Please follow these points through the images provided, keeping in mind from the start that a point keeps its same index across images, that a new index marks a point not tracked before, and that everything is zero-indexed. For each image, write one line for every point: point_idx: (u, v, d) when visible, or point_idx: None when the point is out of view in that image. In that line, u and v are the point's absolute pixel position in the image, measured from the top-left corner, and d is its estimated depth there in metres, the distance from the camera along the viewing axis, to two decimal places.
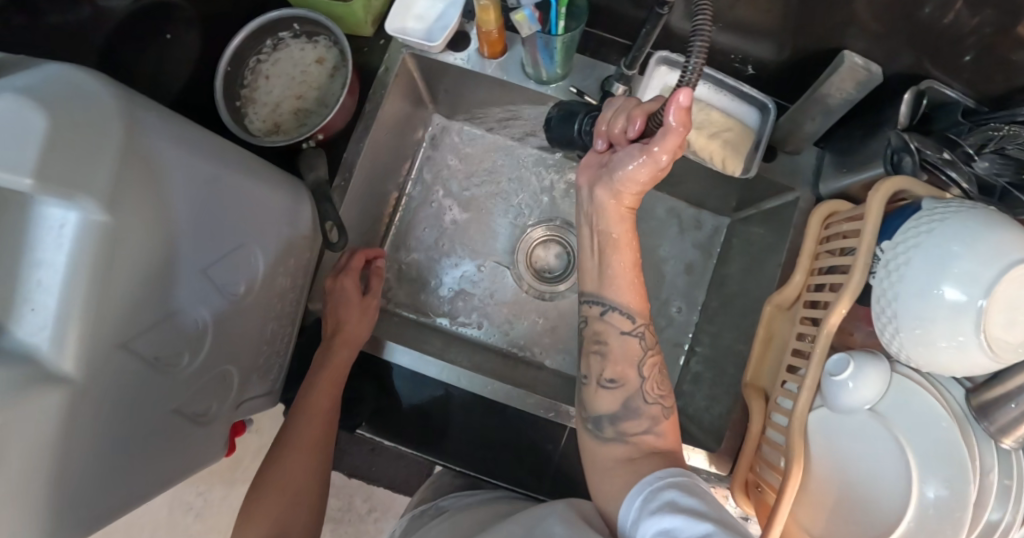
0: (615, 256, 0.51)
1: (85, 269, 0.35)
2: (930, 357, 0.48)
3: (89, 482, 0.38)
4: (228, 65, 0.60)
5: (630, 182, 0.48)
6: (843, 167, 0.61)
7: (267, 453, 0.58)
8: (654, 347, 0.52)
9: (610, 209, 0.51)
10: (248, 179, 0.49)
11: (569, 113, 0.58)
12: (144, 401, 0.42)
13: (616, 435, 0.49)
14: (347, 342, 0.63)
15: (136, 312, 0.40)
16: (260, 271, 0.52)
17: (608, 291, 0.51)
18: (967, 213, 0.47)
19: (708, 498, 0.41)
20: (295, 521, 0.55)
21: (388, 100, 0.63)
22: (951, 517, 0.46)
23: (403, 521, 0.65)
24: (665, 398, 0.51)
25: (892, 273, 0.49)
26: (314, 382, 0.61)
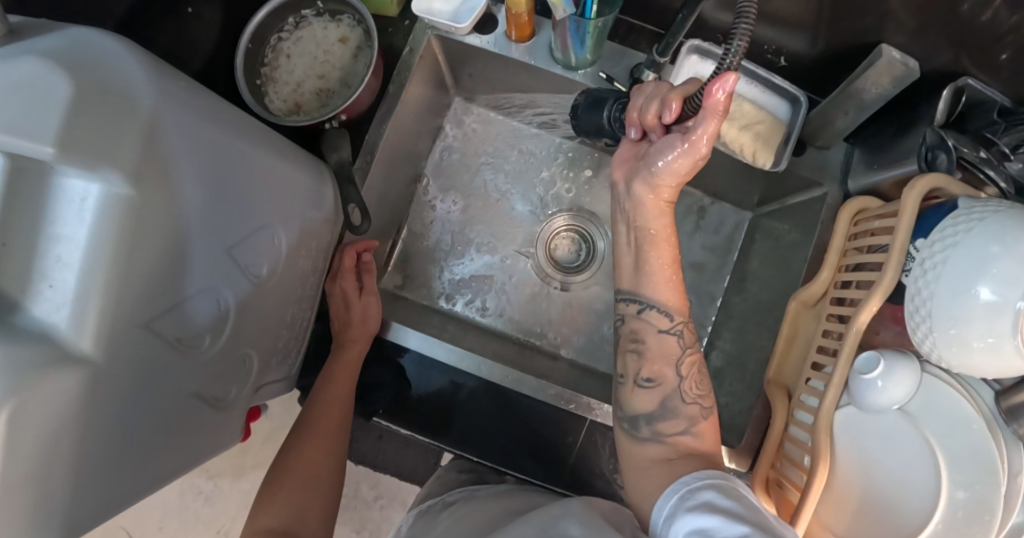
0: (653, 253, 0.51)
1: (105, 242, 0.34)
2: (963, 358, 0.47)
3: (104, 459, 0.37)
4: (249, 41, 0.58)
5: (671, 173, 0.48)
6: (875, 164, 0.60)
7: (284, 441, 0.58)
8: (694, 345, 0.51)
9: (648, 205, 0.51)
10: (271, 157, 0.48)
11: (596, 100, 0.57)
12: (163, 382, 0.41)
13: (651, 435, 0.49)
14: (357, 337, 0.61)
15: (157, 291, 0.38)
16: (282, 252, 0.51)
17: (647, 289, 0.51)
18: (1008, 213, 0.45)
19: (748, 500, 0.41)
20: (312, 511, 0.54)
21: (413, 83, 0.62)
22: (980, 520, 0.46)
23: (409, 517, 0.61)
24: (704, 398, 0.49)
25: (928, 272, 0.48)
26: (333, 369, 0.61)
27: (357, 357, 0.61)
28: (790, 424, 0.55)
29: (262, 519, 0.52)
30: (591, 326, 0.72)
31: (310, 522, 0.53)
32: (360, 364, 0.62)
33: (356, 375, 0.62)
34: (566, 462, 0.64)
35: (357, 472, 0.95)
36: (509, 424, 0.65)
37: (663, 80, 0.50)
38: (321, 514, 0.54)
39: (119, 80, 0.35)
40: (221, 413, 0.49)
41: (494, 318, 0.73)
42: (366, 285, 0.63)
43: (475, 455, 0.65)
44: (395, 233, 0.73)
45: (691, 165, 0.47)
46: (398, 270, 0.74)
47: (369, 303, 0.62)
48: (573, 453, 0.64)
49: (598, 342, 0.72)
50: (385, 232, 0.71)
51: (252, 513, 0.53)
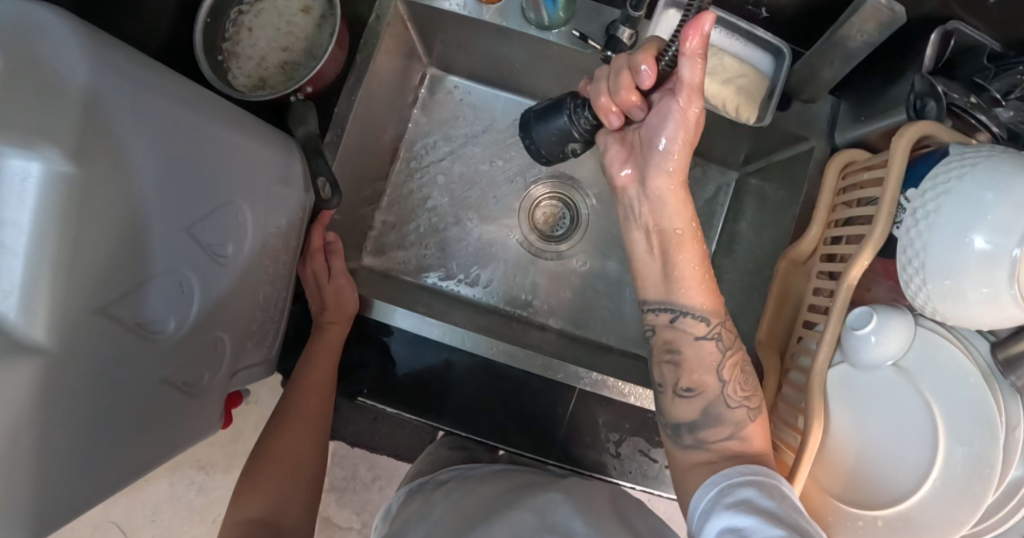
0: (682, 253, 0.48)
1: (53, 224, 0.31)
2: (959, 309, 0.45)
3: (69, 454, 0.36)
4: (207, 16, 0.55)
5: (686, 143, 0.45)
6: (861, 115, 0.58)
7: (265, 426, 0.57)
8: (737, 347, 0.49)
9: (671, 200, 0.47)
10: (230, 131, 0.46)
11: (551, 106, 0.53)
12: (125, 371, 0.39)
13: (695, 442, 0.49)
14: (337, 318, 0.60)
15: (112, 273, 0.36)
16: (249, 231, 0.49)
17: (680, 297, 0.49)
18: (999, 157, 0.44)
19: (790, 503, 0.41)
20: (294, 496, 0.52)
21: (381, 51, 0.59)
22: (979, 475, 0.45)
23: (400, 496, 0.60)
24: (751, 400, 0.48)
25: (920, 223, 0.47)
26: (313, 349, 0.59)
27: (339, 337, 0.60)
28: (785, 385, 0.54)
29: (244, 505, 0.51)
30: (578, 296, 0.71)
31: (292, 507, 0.52)
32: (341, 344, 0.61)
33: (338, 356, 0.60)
34: (557, 434, 0.64)
35: (353, 454, 0.94)
36: (496, 396, 0.63)
37: (612, 59, 0.47)
38: (305, 500, 0.53)
39: (50, 55, 0.32)
40: (195, 400, 0.48)
41: (473, 289, 0.71)
42: (337, 269, 0.61)
43: (465, 432, 0.64)
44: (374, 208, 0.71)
45: (698, 124, 0.44)
46: (379, 247, 0.72)
47: (346, 287, 0.60)
48: (563, 424, 0.63)
49: (585, 312, 0.71)
50: (363, 209, 0.69)
51: (234, 500, 0.51)
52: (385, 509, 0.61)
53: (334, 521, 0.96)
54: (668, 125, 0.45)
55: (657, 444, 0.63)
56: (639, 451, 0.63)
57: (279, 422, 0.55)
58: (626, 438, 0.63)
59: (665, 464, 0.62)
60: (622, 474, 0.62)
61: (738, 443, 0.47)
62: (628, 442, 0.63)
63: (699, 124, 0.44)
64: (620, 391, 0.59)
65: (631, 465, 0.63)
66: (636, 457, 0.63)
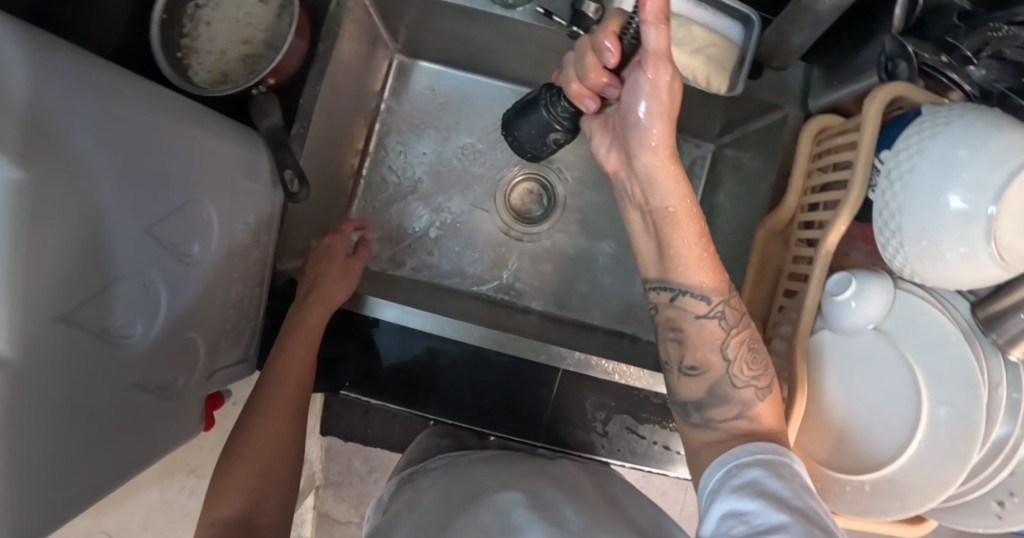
0: (681, 230, 0.46)
1: (11, 236, 0.29)
2: (937, 270, 0.45)
3: (40, 473, 0.34)
4: (163, 12, 0.53)
5: (664, 115, 0.43)
6: (834, 80, 0.57)
7: (235, 425, 0.53)
8: (743, 324, 0.48)
9: (662, 176, 0.45)
10: (186, 126, 0.44)
11: (529, 104, 0.53)
12: (96, 380, 0.38)
13: (702, 422, 0.48)
14: (322, 301, 0.59)
15: (76, 279, 0.34)
16: (214, 229, 0.47)
17: (680, 276, 0.47)
18: (973, 116, 0.43)
19: (797, 483, 0.40)
20: (269, 491, 0.49)
21: (344, 38, 0.58)
22: (964, 435, 0.45)
23: (391, 486, 0.59)
24: (760, 379, 0.46)
25: (894, 184, 0.46)
26: (289, 340, 0.57)
27: (319, 322, 0.58)
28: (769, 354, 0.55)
29: (217, 505, 0.47)
30: (561, 276, 0.71)
31: (270, 503, 0.49)
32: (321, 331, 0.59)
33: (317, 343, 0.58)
34: (543, 416, 0.64)
35: (347, 448, 0.93)
36: (483, 382, 0.63)
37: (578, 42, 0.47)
38: (284, 497, 0.50)
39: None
40: (169, 403, 0.46)
41: (456, 276, 0.71)
42: (337, 268, 0.62)
43: (451, 420, 0.63)
44: (349, 197, 0.71)
45: (674, 92, 0.42)
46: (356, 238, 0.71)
47: (347, 285, 0.61)
48: (549, 406, 0.63)
49: (568, 291, 0.71)
50: (337, 199, 0.68)
51: (208, 500, 0.48)
52: (377, 500, 0.61)
53: (332, 515, 0.95)
54: (641, 98, 0.43)
55: (644, 421, 0.63)
56: (626, 428, 0.63)
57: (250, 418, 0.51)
58: (613, 416, 0.63)
59: (652, 441, 0.63)
60: (610, 453, 0.63)
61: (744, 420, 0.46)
62: (615, 420, 0.63)
63: (674, 92, 0.42)
64: (605, 369, 0.58)
65: (620, 443, 0.63)
66: (623, 434, 0.63)
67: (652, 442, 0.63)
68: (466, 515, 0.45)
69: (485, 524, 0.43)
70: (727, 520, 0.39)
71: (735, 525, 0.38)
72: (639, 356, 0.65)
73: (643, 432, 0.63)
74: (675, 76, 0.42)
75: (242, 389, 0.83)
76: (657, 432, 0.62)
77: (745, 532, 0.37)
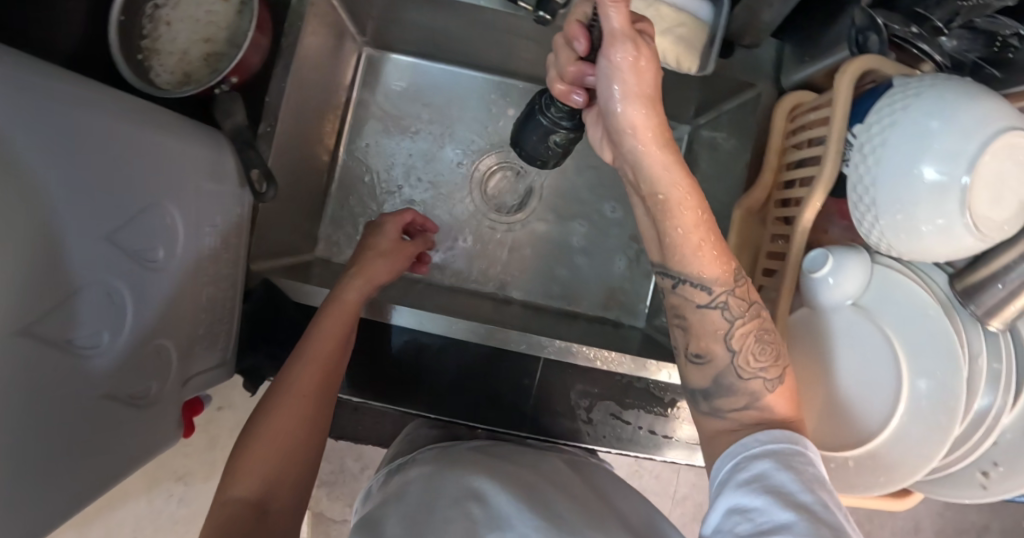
0: (678, 213, 0.43)
1: None
2: (915, 243, 0.45)
3: (8, 495, 0.32)
4: (121, 13, 0.51)
5: (635, 97, 0.40)
6: (806, 55, 0.56)
7: (258, 403, 0.50)
8: (751, 314, 0.45)
9: (648, 164, 0.42)
10: (141, 128, 0.42)
11: (527, 116, 0.50)
12: (66, 395, 0.36)
13: (710, 410, 0.46)
14: (364, 275, 0.57)
15: (35, 289, 0.33)
16: (179, 232, 0.46)
17: (685, 265, 0.44)
18: (943, 86, 0.43)
19: (808, 476, 0.39)
20: (288, 475, 0.47)
21: (308, 32, 0.56)
22: (945, 407, 0.45)
23: (380, 477, 0.58)
24: (769, 370, 0.45)
25: (867, 158, 0.46)
26: (324, 315, 0.54)
27: (357, 299, 0.55)
28: None
29: (233, 486, 0.45)
30: (542, 265, 0.73)
31: (284, 489, 0.46)
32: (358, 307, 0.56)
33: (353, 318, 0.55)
34: (527, 406, 0.63)
35: (339, 447, 0.92)
36: (465, 374, 0.62)
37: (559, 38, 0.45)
38: (299, 482, 0.48)
39: None
40: (143, 413, 0.45)
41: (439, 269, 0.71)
42: (387, 246, 0.60)
43: (434, 414, 0.62)
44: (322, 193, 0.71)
45: (644, 71, 0.39)
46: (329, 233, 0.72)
47: (397, 266, 0.60)
48: (532, 395, 0.63)
49: (548, 281, 0.72)
50: (311, 195, 0.68)
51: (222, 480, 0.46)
52: (365, 492, 0.60)
53: (327, 515, 0.94)
54: (607, 82, 0.40)
55: (629, 406, 0.63)
56: (611, 415, 0.63)
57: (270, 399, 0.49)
58: (597, 403, 0.63)
59: (638, 426, 0.62)
60: (596, 439, 0.63)
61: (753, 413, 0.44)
62: (598, 407, 0.63)
63: (642, 71, 0.39)
64: (586, 356, 0.58)
65: (605, 429, 0.63)
66: (608, 421, 0.63)
67: (637, 427, 0.62)
68: (456, 506, 0.45)
69: (474, 514, 0.44)
70: (732, 516, 0.38)
71: (739, 522, 0.38)
72: (620, 341, 0.65)
73: (628, 417, 0.63)
74: (641, 52, 0.38)
75: (226, 393, 0.82)
76: (641, 416, 0.62)
77: (749, 531, 0.37)
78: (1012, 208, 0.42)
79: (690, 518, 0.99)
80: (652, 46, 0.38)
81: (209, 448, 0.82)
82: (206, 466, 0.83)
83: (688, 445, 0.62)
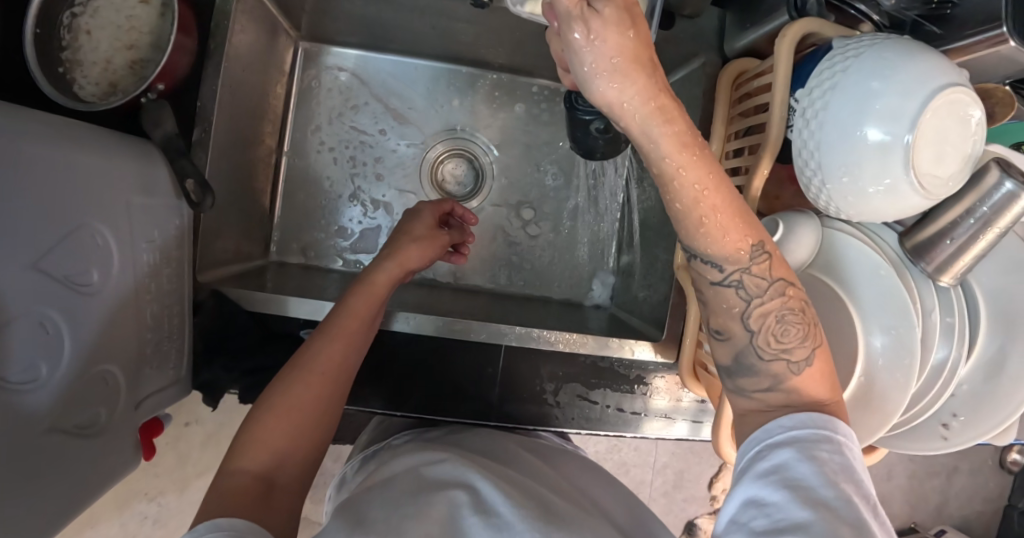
0: (676, 186, 0.37)
1: None
2: (862, 205, 0.44)
3: None
4: (37, 25, 0.48)
5: (597, 76, 0.33)
6: (747, 21, 0.56)
7: (278, 373, 0.48)
8: (771, 294, 0.41)
9: (639, 142, 0.36)
10: (66, 146, 0.40)
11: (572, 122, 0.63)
12: (9, 443, 0.34)
13: (736, 389, 0.44)
14: (399, 263, 0.57)
15: None
16: (115, 252, 0.43)
17: (698, 241, 0.40)
18: (884, 46, 0.43)
19: (831, 467, 0.38)
20: (298, 451, 0.45)
21: (236, 31, 0.55)
22: (900, 365, 0.45)
23: (353, 464, 0.58)
24: (794, 352, 0.41)
25: (810, 123, 0.45)
26: (354, 295, 0.53)
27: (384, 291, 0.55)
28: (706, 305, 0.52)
29: (243, 456, 0.43)
30: (500, 248, 0.74)
31: (292, 466, 0.44)
32: (382, 299, 0.55)
33: (379, 309, 0.54)
34: (493, 395, 0.63)
35: None
36: (428, 370, 0.62)
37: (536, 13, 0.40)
38: (309, 463, 0.46)
39: None
40: (93, 443, 0.43)
41: None
42: (421, 232, 0.61)
43: (398, 412, 0.61)
44: (267, 195, 0.69)
45: (599, 47, 0.32)
46: (282, 232, 0.71)
47: (430, 253, 0.60)
48: (498, 384, 0.62)
49: (510, 265, 0.74)
50: (256, 198, 0.66)
51: (230, 450, 0.44)
52: (338, 480, 0.59)
53: (313, 519, 0.93)
54: (571, 66, 0.34)
55: (595, 387, 0.63)
56: (578, 396, 0.63)
57: (287, 374, 0.46)
58: (563, 385, 0.63)
59: (606, 405, 0.63)
60: (566, 422, 0.63)
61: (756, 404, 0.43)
62: (565, 390, 0.63)
63: (595, 45, 0.32)
64: (548, 339, 0.60)
65: (574, 411, 0.63)
66: (576, 402, 0.63)
67: (606, 406, 0.63)
68: (439, 492, 0.42)
69: (459, 500, 0.41)
70: (748, 509, 0.38)
71: (755, 516, 0.37)
72: (586, 322, 0.67)
73: (595, 397, 0.63)
74: (589, 27, 0.32)
75: (192, 408, 0.80)
76: (608, 395, 0.63)
77: (764, 526, 0.36)
78: (955, 165, 0.43)
79: (671, 485, 1.02)
80: (605, 12, 0.31)
81: (181, 465, 0.81)
82: (179, 485, 0.81)
83: (662, 416, 0.63)
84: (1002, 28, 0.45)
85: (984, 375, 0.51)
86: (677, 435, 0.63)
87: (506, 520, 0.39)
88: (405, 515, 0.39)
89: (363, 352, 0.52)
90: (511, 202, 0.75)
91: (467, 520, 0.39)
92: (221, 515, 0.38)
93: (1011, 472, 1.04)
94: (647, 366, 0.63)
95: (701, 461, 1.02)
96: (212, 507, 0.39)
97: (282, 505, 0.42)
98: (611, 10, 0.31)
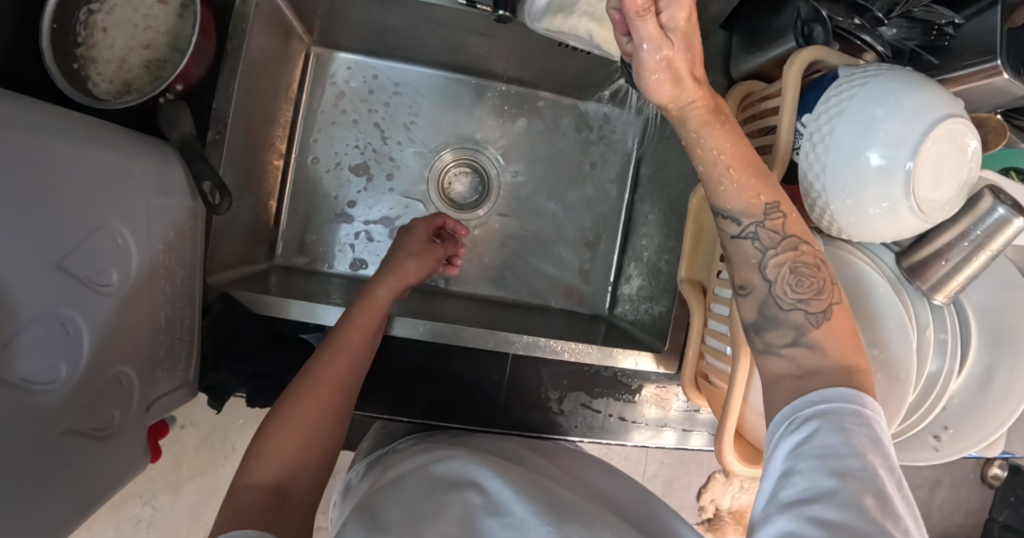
0: (701, 151, 0.41)
1: None
2: (862, 226, 0.46)
3: None
4: (53, 20, 0.48)
5: (657, 88, 0.38)
6: (753, 45, 0.59)
7: (288, 386, 0.48)
8: (785, 246, 0.42)
9: (682, 127, 0.41)
10: (87, 145, 0.40)
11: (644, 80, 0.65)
12: (26, 445, 0.34)
13: (763, 347, 0.43)
14: (399, 279, 0.58)
15: None
16: (131, 252, 0.43)
17: (718, 196, 0.42)
18: (884, 76, 0.45)
19: (859, 439, 0.38)
20: (308, 464, 0.45)
21: (252, 35, 0.55)
22: (896, 378, 0.47)
23: (358, 469, 0.58)
24: (810, 303, 0.42)
25: (817, 146, 0.47)
26: (356, 310, 0.54)
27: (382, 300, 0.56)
28: (709, 319, 0.53)
29: (255, 468, 0.43)
30: (505, 255, 0.75)
31: (303, 469, 0.44)
32: (383, 312, 0.55)
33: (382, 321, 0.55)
34: (498, 401, 0.63)
35: None
36: (433, 375, 0.62)
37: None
38: (319, 469, 0.45)
39: None
40: (106, 445, 0.42)
41: None
42: (416, 248, 0.62)
43: (404, 417, 0.61)
44: (274, 198, 0.69)
45: (670, 71, 0.37)
46: (289, 234, 0.71)
47: (425, 268, 0.62)
48: (503, 390, 0.63)
49: (514, 271, 0.75)
50: (263, 199, 0.66)
51: (240, 465, 0.44)
52: (343, 486, 0.59)
53: None
54: (635, 74, 0.38)
55: (597, 395, 0.64)
56: (581, 404, 0.64)
57: (294, 389, 0.46)
58: (567, 394, 0.64)
59: (608, 414, 0.64)
60: (569, 429, 0.64)
61: (784, 363, 0.43)
62: (569, 398, 0.64)
63: (665, 64, 0.37)
64: (554, 348, 0.60)
65: (576, 419, 0.64)
66: (579, 411, 0.64)
67: (608, 415, 0.64)
68: (451, 492, 0.43)
69: (473, 502, 0.41)
70: (778, 481, 0.39)
71: (785, 486, 0.38)
72: (588, 333, 0.68)
73: (598, 406, 0.64)
74: (664, 54, 0.36)
75: (189, 411, 0.79)
76: (611, 404, 0.64)
77: (791, 497, 0.37)
78: (949, 190, 0.45)
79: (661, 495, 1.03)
80: (676, 42, 0.36)
81: (176, 468, 0.80)
82: (173, 488, 0.80)
83: (656, 426, 0.64)
84: (997, 60, 0.48)
85: (972, 391, 0.53)
86: (670, 443, 0.64)
87: (520, 519, 0.39)
88: (422, 517, 0.39)
89: (365, 368, 0.52)
90: (516, 210, 0.76)
91: (482, 523, 0.39)
92: (232, 527, 0.38)
93: (991, 486, 1.08)
94: (648, 375, 0.64)
95: (691, 471, 1.03)
96: (224, 521, 0.39)
97: (297, 513, 0.42)
98: (681, 41, 0.36)
